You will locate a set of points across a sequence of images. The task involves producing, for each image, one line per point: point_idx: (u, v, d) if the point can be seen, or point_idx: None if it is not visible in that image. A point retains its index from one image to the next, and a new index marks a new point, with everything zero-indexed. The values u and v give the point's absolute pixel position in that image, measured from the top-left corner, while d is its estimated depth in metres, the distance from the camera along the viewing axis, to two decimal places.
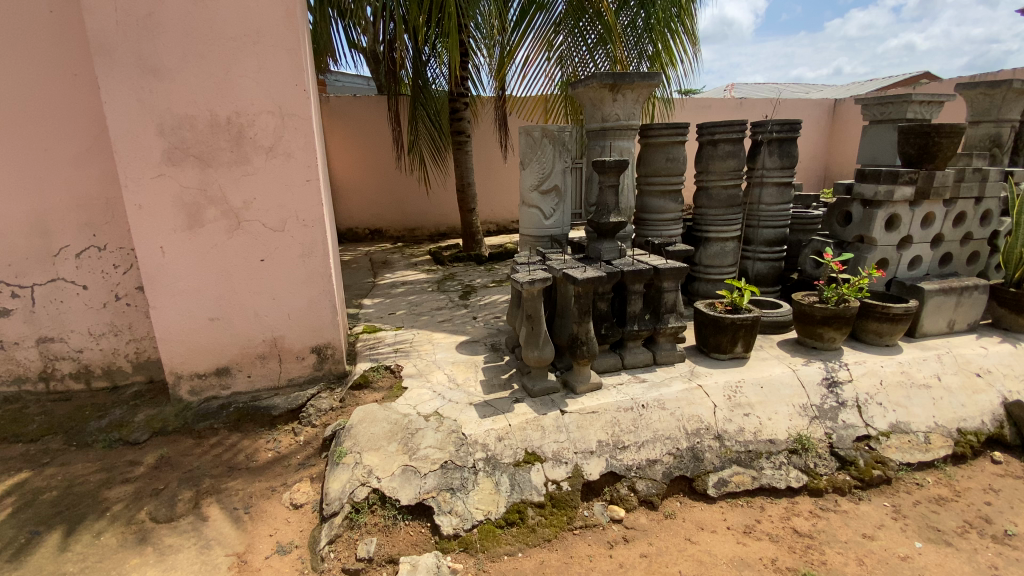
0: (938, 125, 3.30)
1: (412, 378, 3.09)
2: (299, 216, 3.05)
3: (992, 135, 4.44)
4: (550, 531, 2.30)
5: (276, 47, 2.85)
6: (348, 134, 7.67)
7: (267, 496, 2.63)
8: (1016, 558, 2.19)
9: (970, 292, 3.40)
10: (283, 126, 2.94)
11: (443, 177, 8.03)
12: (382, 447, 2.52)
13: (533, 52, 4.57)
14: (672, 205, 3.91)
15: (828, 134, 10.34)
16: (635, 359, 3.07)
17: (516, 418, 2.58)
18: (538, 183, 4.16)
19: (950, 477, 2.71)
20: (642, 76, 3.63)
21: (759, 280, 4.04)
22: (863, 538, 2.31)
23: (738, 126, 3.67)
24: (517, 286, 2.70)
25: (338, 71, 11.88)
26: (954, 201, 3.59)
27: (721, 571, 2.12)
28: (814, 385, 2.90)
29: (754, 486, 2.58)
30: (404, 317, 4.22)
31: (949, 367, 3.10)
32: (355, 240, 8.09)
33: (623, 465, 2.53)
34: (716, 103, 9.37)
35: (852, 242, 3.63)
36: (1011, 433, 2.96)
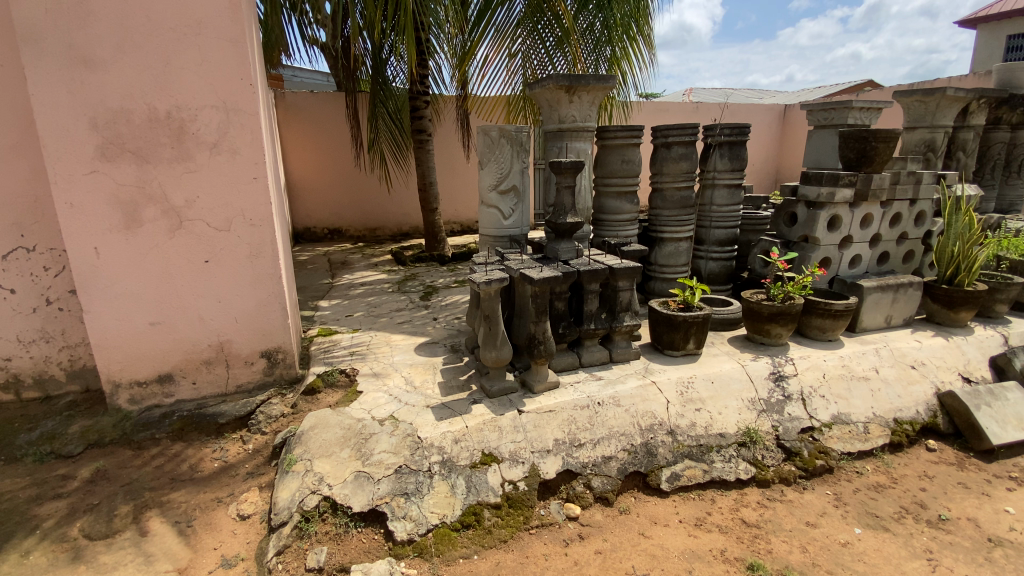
0: (875, 130, 3.47)
1: (367, 382, 3.02)
2: (245, 215, 2.93)
3: (927, 140, 4.72)
4: (506, 532, 2.29)
5: (220, 39, 2.73)
6: (305, 131, 7.46)
7: (213, 508, 2.51)
8: (948, 541, 2.32)
9: (905, 289, 3.60)
10: (228, 121, 2.82)
11: (404, 176, 7.91)
12: (334, 453, 2.45)
13: (492, 51, 4.53)
14: (628, 206, 3.97)
15: (779, 138, 10.79)
16: (592, 358, 3.10)
17: (473, 420, 2.56)
18: (496, 183, 4.16)
19: (888, 465, 2.85)
20: (598, 79, 3.67)
21: (712, 279, 4.16)
22: (806, 526, 2.40)
23: (691, 128, 3.77)
24: (474, 285, 2.68)
25: (296, 66, 11.57)
26: (890, 202, 3.79)
27: (673, 565, 2.16)
28: (762, 380, 3.00)
29: (706, 480, 2.64)
30: (362, 319, 4.13)
31: (887, 360, 3.26)
32: (313, 239, 7.88)
33: (579, 463, 2.54)
34: (675, 107, 9.64)
35: (797, 242, 3.78)
36: (943, 422, 3.14)
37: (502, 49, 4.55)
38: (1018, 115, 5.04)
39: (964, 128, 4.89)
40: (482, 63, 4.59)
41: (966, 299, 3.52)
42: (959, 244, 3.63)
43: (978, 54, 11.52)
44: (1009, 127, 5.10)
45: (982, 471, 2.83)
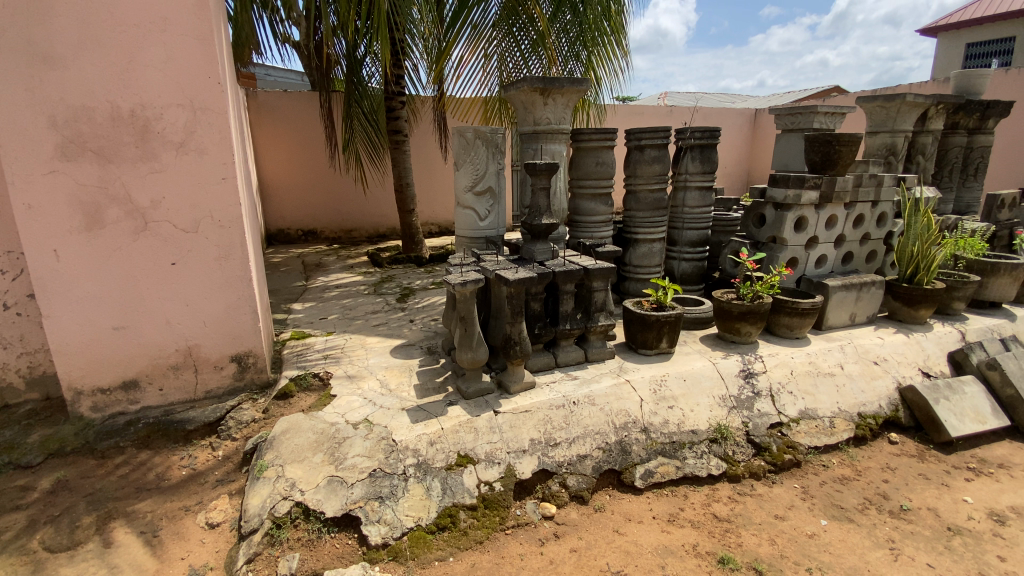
0: (838, 135, 3.59)
1: (341, 386, 2.98)
2: (213, 216, 2.87)
3: (888, 145, 4.89)
4: (482, 533, 2.29)
5: (186, 36, 2.67)
6: (278, 131, 7.33)
7: (180, 517, 2.44)
8: (910, 531, 2.41)
9: (868, 287, 3.72)
10: (195, 120, 2.76)
11: (380, 176, 7.84)
12: (307, 458, 2.41)
13: (468, 52, 4.51)
14: (603, 208, 4.02)
15: (750, 142, 11.06)
16: (568, 357, 3.12)
17: (449, 422, 2.54)
18: (472, 184, 4.16)
19: (853, 458, 2.95)
20: (572, 82, 3.70)
21: (684, 279, 4.24)
22: (775, 519, 2.46)
23: (663, 132, 3.84)
24: (449, 286, 2.67)
25: (268, 65, 11.35)
26: (853, 204, 3.92)
27: (647, 560, 2.19)
28: (732, 377, 3.07)
29: (678, 476, 2.69)
30: (337, 322, 4.07)
31: (851, 356, 3.37)
32: (287, 241, 7.74)
33: (554, 462, 2.56)
34: (649, 111, 9.79)
35: (766, 242, 3.88)
36: (905, 416, 3.26)
37: (478, 50, 4.52)
38: (974, 120, 5.27)
39: (924, 133, 5.09)
40: (458, 64, 4.58)
41: (925, 297, 3.66)
42: (918, 244, 3.78)
43: (939, 61, 12.00)
44: (965, 132, 5.33)
45: (941, 462, 2.94)
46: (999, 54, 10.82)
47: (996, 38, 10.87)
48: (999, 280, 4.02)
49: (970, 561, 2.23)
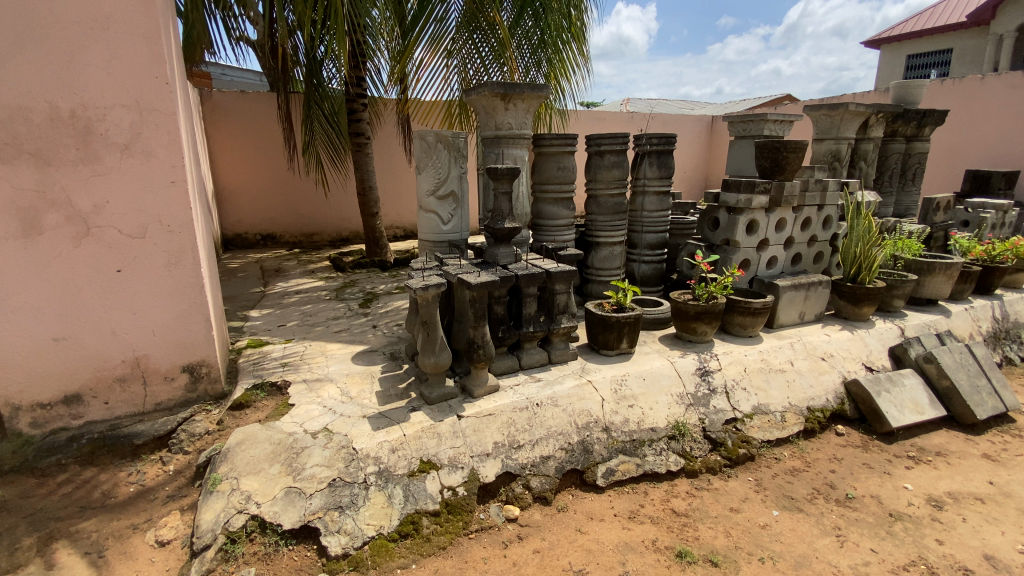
0: (785, 142, 3.77)
1: (300, 395, 2.90)
2: (162, 221, 2.76)
3: (833, 151, 5.15)
4: (445, 539, 2.28)
5: (131, 35, 2.56)
6: (234, 133, 7.11)
7: (128, 536, 2.33)
8: (854, 518, 2.54)
9: (816, 287, 3.91)
10: (141, 121, 2.65)
11: (342, 179, 7.70)
12: (263, 470, 2.34)
13: (428, 55, 4.49)
14: (564, 212, 4.07)
15: (707, 147, 11.44)
16: (531, 360, 3.15)
17: (411, 428, 2.52)
18: (434, 188, 4.14)
19: (803, 450, 3.09)
20: (532, 88, 3.74)
21: (644, 281, 4.35)
22: (730, 512, 2.55)
23: (621, 138, 3.93)
24: (411, 291, 2.65)
25: (224, 64, 11.02)
26: (801, 208, 4.10)
27: (608, 557, 2.23)
28: (689, 375, 3.17)
29: (638, 473, 2.75)
30: (296, 329, 3.97)
31: (800, 353, 3.53)
32: (245, 246, 7.50)
33: (518, 465, 2.57)
34: (611, 116, 10.00)
35: (720, 245, 4.03)
36: (850, 408, 3.43)
37: (439, 54, 4.51)
38: (911, 128, 5.61)
39: (865, 140, 5.39)
40: (418, 66, 4.55)
41: (867, 295, 3.87)
42: (861, 245, 4.00)
43: (882, 71, 12.70)
44: (903, 139, 5.66)
45: (884, 452, 3.12)
46: (937, 65, 11.56)
47: (933, 50, 11.60)
48: (934, 278, 4.29)
49: (910, 545, 2.36)
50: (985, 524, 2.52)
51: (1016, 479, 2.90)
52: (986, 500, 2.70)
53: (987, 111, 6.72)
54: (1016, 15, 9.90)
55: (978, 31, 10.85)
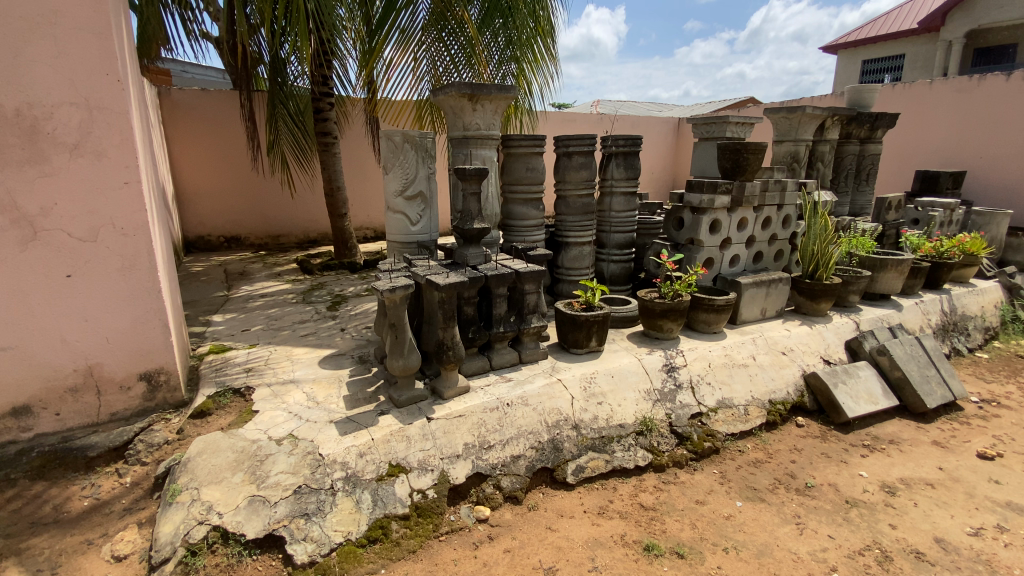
0: (746, 144, 3.89)
1: (264, 401, 2.82)
2: (115, 223, 2.65)
3: (792, 153, 5.33)
4: (415, 542, 2.27)
5: (79, 30, 2.45)
6: (195, 132, 6.88)
7: (82, 552, 2.23)
8: (812, 506, 2.63)
9: (776, 284, 4.04)
10: (91, 120, 2.54)
11: (309, 179, 7.55)
12: (225, 479, 2.28)
13: (396, 55, 4.44)
14: (534, 213, 4.10)
15: (674, 148, 11.68)
16: (502, 360, 3.16)
17: (379, 432, 2.49)
18: (402, 189, 4.11)
19: (765, 442, 3.19)
20: (499, 88, 3.75)
21: (613, 280, 4.41)
22: (695, 504, 2.62)
23: (589, 139, 3.98)
24: (379, 294, 2.62)
25: (184, 61, 10.67)
26: (762, 207, 4.23)
27: (577, 554, 2.26)
28: (656, 371, 3.23)
29: (608, 469, 2.80)
30: (261, 333, 3.87)
31: (762, 348, 3.64)
32: (207, 248, 7.26)
33: (488, 465, 2.58)
34: (581, 118, 10.11)
35: (685, 244, 4.12)
36: (809, 400, 3.56)
37: (407, 54, 4.48)
38: (864, 130, 5.85)
39: (822, 141, 5.59)
40: (387, 66, 4.48)
41: (824, 291, 4.02)
42: (818, 243, 4.16)
43: (840, 75, 13.20)
44: (857, 141, 5.90)
45: (840, 441, 3.25)
46: (890, 71, 12.09)
47: (886, 56, 12.13)
48: (887, 274, 4.49)
49: (865, 530, 2.47)
50: (935, 508, 2.65)
51: (962, 464, 3.06)
52: (936, 485, 2.84)
53: (935, 115, 7.03)
54: (964, 22, 10.51)
55: (929, 37, 11.42)
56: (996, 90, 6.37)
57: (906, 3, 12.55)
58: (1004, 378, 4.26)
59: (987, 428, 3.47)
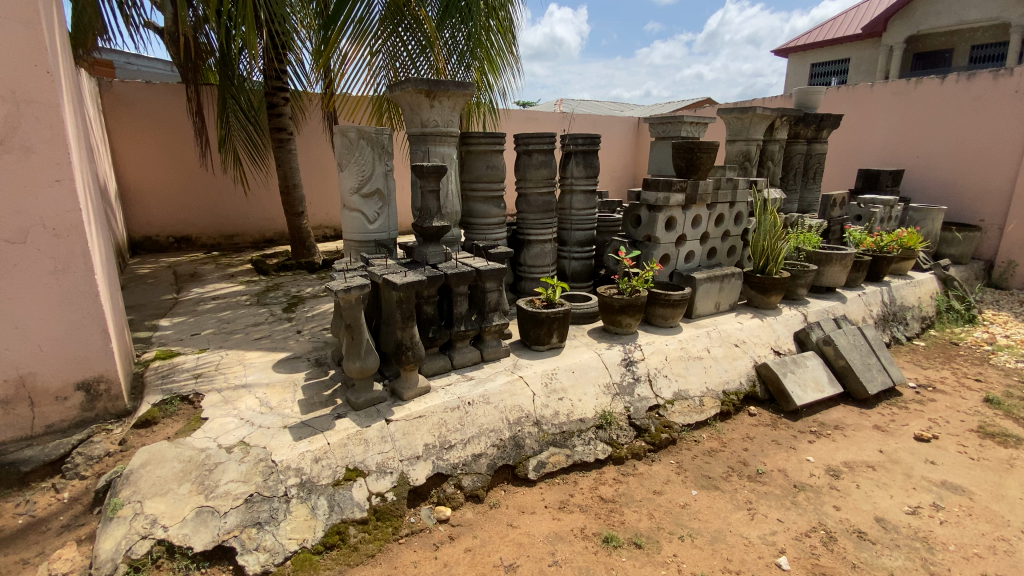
0: (699, 143, 4.02)
1: (214, 408, 2.72)
2: (46, 224, 2.49)
3: (744, 152, 5.52)
4: (373, 546, 2.24)
5: (4, 18, 2.28)
6: (140, 126, 6.54)
7: (16, 573, 2.10)
8: (762, 491, 2.74)
9: (729, 279, 4.19)
10: (18, 115, 2.37)
11: (264, 177, 7.30)
12: (171, 490, 2.18)
13: (352, 48, 4.28)
14: (495, 210, 4.10)
15: (634, 146, 11.90)
16: (464, 358, 3.14)
17: (336, 436, 2.43)
18: (358, 186, 4.02)
19: (719, 432, 3.30)
20: (457, 86, 3.72)
21: (574, 277, 4.46)
22: (653, 494, 2.68)
23: (548, 137, 4.02)
24: (333, 294, 2.55)
25: (128, 53, 10.12)
26: (715, 205, 4.37)
27: (538, 549, 2.28)
28: (615, 366, 3.29)
29: (568, 464, 2.83)
30: (212, 337, 3.72)
31: (716, 341, 3.76)
32: (155, 249, 6.92)
33: (449, 465, 2.56)
34: (543, 116, 10.18)
35: (642, 241, 4.20)
36: (761, 389, 3.71)
37: (363, 47, 4.32)
38: (811, 131, 6.11)
39: (772, 141, 5.81)
40: (342, 60, 4.32)
41: (774, 285, 4.18)
42: (768, 239, 4.33)
43: (790, 78, 13.77)
44: (805, 141, 6.16)
45: (789, 428, 3.39)
46: (837, 74, 12.70)
47: (833, 60, 12.75)
48: (832, 267, 4.71)
49: (811, 512, 2.59)
50: (875, 489, 2.81)
51: (901, 446, 3.25)
52: (876, 467, 3.01)
53: (876, 116, 7.42)
54: (905, 28, 11.19)
55: (871, 43, 12.05)
56: (930, 94, 6.77)
57: (851, 9, 13.20)
58: (938, 364, 4.56)
59: (923, 411, 3.70)
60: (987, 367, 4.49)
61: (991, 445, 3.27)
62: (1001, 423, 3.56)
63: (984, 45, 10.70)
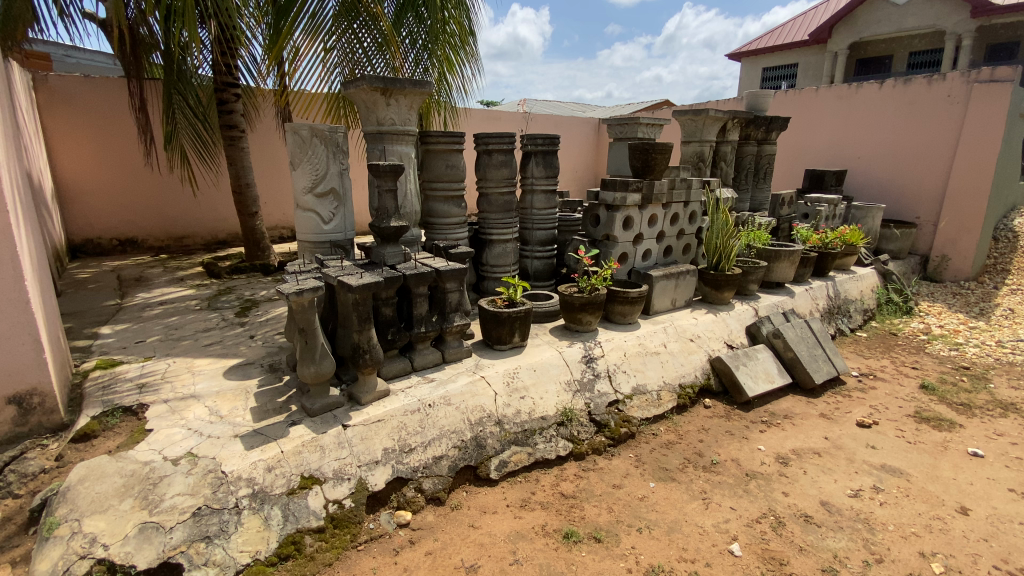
0: (654, 144, 4.12)
1: (160, 419, 2.60)
2: None
3: (698, 153, 5.69)
4: (331, 555, 2.20)
5: None
6: (77, 123, 6.17)
7: None
8: (716, 481, 2.84)
9: (684, 275, 4.31)
10: None
11: (214, 176, 7.01)
12: (112, 507, 2.07)
13: (305, 43, 4.14)
14: (455, 210, 4.08)
15: (595, 146, 12.09)
16: (424, 360, 3.11)
17: (290, 443, 2.37)
18: (312, 186, 3.92)
19: (676, 424, 3.40)
20: (413, 84, 3.69)
21: (536, 276, 4.49)
22: (613, 488, 2.74)
23: (508, 137, 4.03)
24: (285, 298, 2.48)
25: (65, 45, 9.54)
26: (670, 204, 4.49)
27: (499, 549, 2.29)
28: (576, 363, 3.33)
29: (530, 462, 2.85)
30: (158, 344, 3.55)
31: (672, 337, 3.86)
32: (97, 252, 6.56)
33: (409, 469, 2.53)
34: (504, 116, 10.22)
35: (601, 239, 4.27)
36: (715, 382, 3.83)
37: (317, 42, 4.20)
38: (761, 132, 6.35)
39: (725, 142, 6.01)
40: (294, 55, 4.18)
41: (726, 281, 4.33)
42: (720, 237, 4.48)
43: (743, 81, 14.26)
44: (755, 142, 6.40)
45: (742, 419, 3.53)
46: (787, 78, 13.27)
47: (783, 65, 13.30)
48: (781, 264, 4.91)
49: (762, 499, 2.70)
50: (821, 474, 2.96)
51: (844, 432, 3.43)
52: (822, 453, 3.17)
53: (821, 118, 7.78)
54: (848, 35, 11.76)
55: (818, 49, 12.64)
56: (870, 98, 7.16)
57: (799, 16, 13.79)
58: (878, 353, 4.83)
59: (865, 399, 3.92)
60: (923, 356, 4.79)
61: (926, 429, 3.49)
62: (935, 407, 3.81)
63: (921, 52, 11.41)
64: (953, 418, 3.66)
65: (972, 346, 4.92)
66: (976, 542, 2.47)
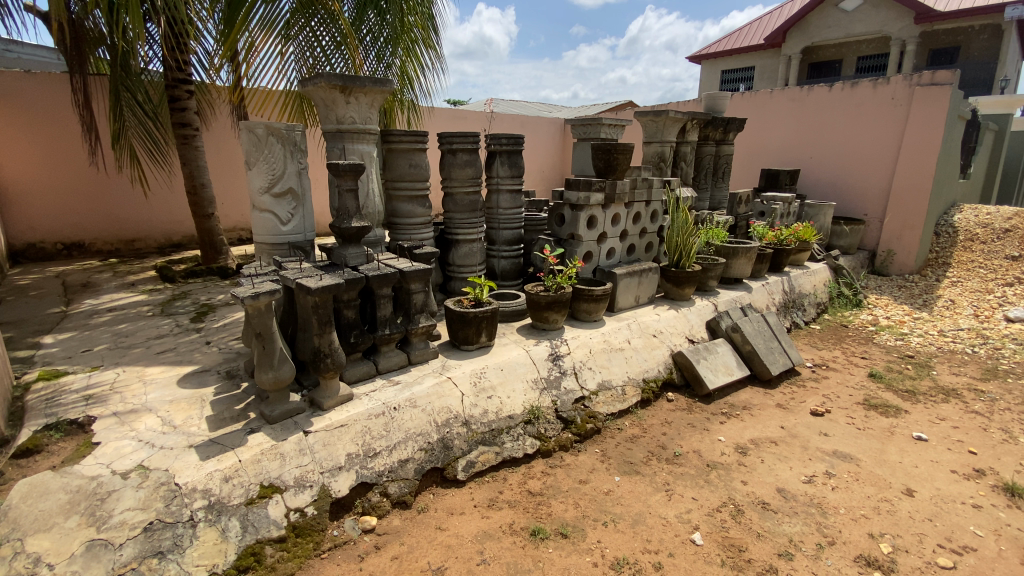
0: (615, 144, 4.20)
1: (107, 431, 2.48)
2: None
3: (659, 153, 5.81)
4: (293, 564, 2.15)
5: None
6: (14, 120, 5.80)
7: None
8: (679, 472, 2.92)
9: (647, 273, 4.40)
10: None
11: (166, 176, 6.72)
12: (56, 525, 1.96)
13: (260, 37, 3.99)
14: (419, 210, 4.05)
15: (560, 146, 12.22)
16: (389, 362, 3.07)
17: (248, 452, 2.30)
18: (269, 186, 3.81)
19: (640, 419, 3.47)
20: (373, 82, 3.63)
21: (503, 275, 4.49)
22: (579, 484, 2.78)
23: (472, 137, 4.02)
24: (240, 301, 2.40)
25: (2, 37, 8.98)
26: (632, 203, 4.58)
27: (466, 549, 2.28)
28: (542, 361, 3.36)
29: (497, 461, 2.86)
30: (106, 353, 3.39)
31: (636, 333, 3.94)
32: (41, 257, 6.20)
33: (374, 473, 2.50)
34: (470, 116, 10.23)
35: (566, 239, 4.31)
36: (677, 376, 3.94)
37: (273, 37, 4.06)
38: (719, 133, 6.54)
39: (684, 143, 6.17)
40: (247, 50, 4.02)
41: (687, 278, 4.45)
42: (681, 235, 4.60)
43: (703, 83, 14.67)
44: (713, 142, 6.59)
45: (704, 411, 3.64)
46: (744, 81, 13.75)
47: (740, 68, 13.75)
48: (739, 260, 5.07)
49: (722, 488, 2.79)
50: (777, 462, 3.07)
51: (799, 421, 3.58)
52: (779, 442, 3.30)
53: (776, 119, 8.07)
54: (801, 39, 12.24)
55: (773, 52, 13.13)
56: (822, 100, 7.47)
57: (755, 21, 14.28)
58: (831, 344, 5.05)
59: (818, 388, 4.10)
60: (871, 346, 5.04)
61: (874, 416, 3.67)
62: (882, 395, 4.01)
63: (868, 56, 11.97)
64: (899, 404, 3.87)
65: (915, 336, 5.21)
66: (920, 522, 2.62)
